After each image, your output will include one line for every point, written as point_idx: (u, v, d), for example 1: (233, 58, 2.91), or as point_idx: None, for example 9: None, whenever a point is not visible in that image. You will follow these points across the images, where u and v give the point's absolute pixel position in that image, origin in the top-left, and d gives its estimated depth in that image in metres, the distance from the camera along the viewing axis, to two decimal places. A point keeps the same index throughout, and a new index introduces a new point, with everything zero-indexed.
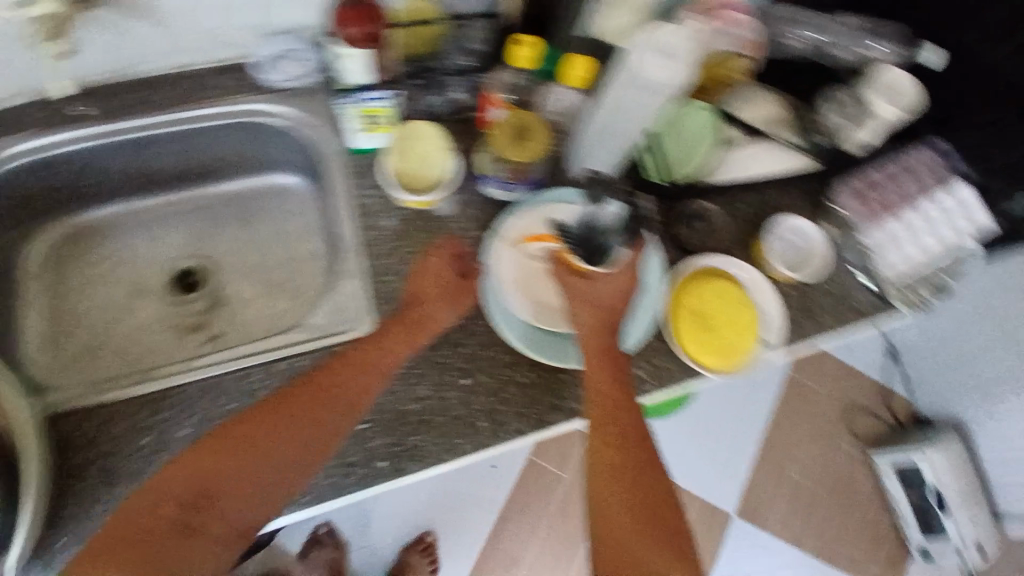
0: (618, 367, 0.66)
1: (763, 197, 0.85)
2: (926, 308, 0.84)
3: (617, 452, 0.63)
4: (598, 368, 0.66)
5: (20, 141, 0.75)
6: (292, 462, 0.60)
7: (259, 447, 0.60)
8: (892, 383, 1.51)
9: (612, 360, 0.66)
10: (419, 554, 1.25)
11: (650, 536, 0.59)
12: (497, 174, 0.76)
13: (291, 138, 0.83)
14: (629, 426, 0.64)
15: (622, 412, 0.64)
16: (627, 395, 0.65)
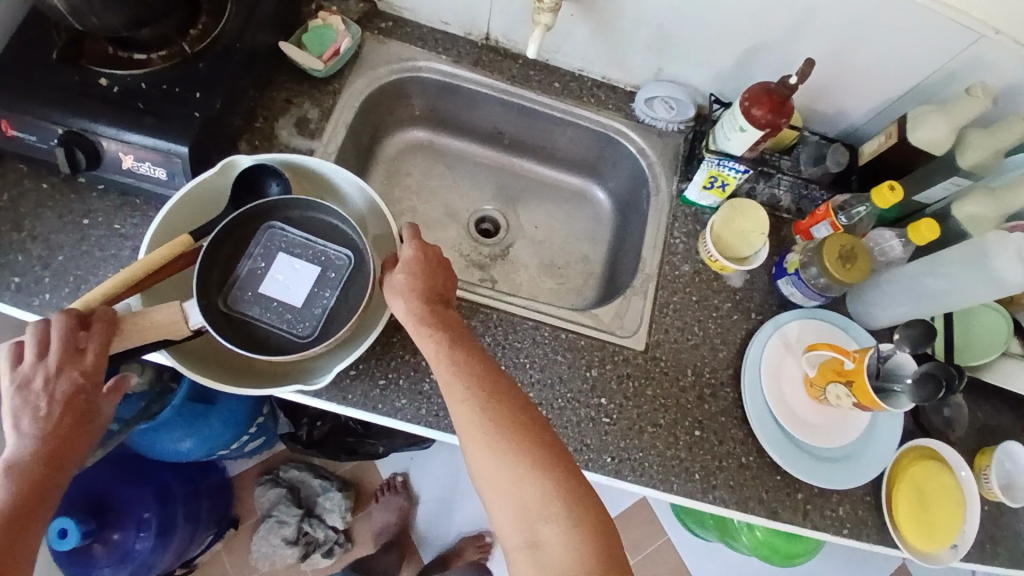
0: (468, 347, 0.64)
1: (1002, 420, 0.88)
2: None
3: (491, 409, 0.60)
4: (407, 276, 0.67)
5: (444, 66, 0.91)
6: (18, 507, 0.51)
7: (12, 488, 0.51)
8: None
9: (476, 363, 0.63)
10: (474, 548, 1.35)
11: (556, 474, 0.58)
12: (805, 278, 0.80)
13: (635, 168, 0.94)
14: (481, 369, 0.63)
15: (513, 416, 0.60)
16: (518, 403, 0.62)
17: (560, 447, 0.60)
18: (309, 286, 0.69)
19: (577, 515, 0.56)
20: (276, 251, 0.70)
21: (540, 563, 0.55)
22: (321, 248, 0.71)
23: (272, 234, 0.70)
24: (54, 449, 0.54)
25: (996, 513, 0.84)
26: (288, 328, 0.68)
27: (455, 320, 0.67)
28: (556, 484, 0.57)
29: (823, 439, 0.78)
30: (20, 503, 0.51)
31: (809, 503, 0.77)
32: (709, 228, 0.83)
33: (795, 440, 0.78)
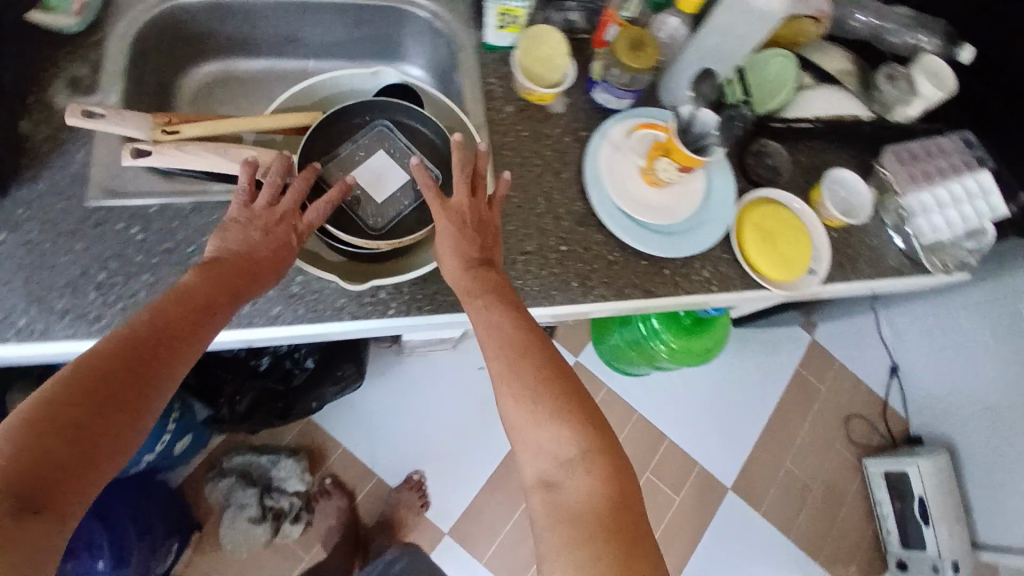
0: (508, 307, 0.68)
1: (826, 160, 0.99)
2: (947, 273, 0.98)
3: (517, 365, 0.65)
4: (449, 238, 0.71)
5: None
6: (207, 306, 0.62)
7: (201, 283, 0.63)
8: (888, 398, 1.87)
9: (513, 326, 0.67)
10: (409, 490, 1.40)
11: (571, 414, 0.63)
12: (612, 81, 0.86)
13: (434, 31, 0.95)
14: (514, 315, 0.68)
15: (540, 374, 0.64)
16: (543, 361, 0.65)
17: (577, 401, 0.64)
18: (393, 188, 0.84)
19: (591, 463, 0.61)
20: (379, 149, 0.84)
21: (553, 502, 0.61)
22: (412, 161, 0.85)
23: (379, 136, 0.85)
24: (249, 262, 0.66)
25: (843, 234, 0.96)
26: (354, 210, 0.82)
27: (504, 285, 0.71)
28: (573, 432, 0.62)
29: (674, 218, 0.86)
30: (218, 298, 0.63)
31: (677, 274, 0.85)
32: (515, 64, 0.87)
33: (650, 228, 0.85)
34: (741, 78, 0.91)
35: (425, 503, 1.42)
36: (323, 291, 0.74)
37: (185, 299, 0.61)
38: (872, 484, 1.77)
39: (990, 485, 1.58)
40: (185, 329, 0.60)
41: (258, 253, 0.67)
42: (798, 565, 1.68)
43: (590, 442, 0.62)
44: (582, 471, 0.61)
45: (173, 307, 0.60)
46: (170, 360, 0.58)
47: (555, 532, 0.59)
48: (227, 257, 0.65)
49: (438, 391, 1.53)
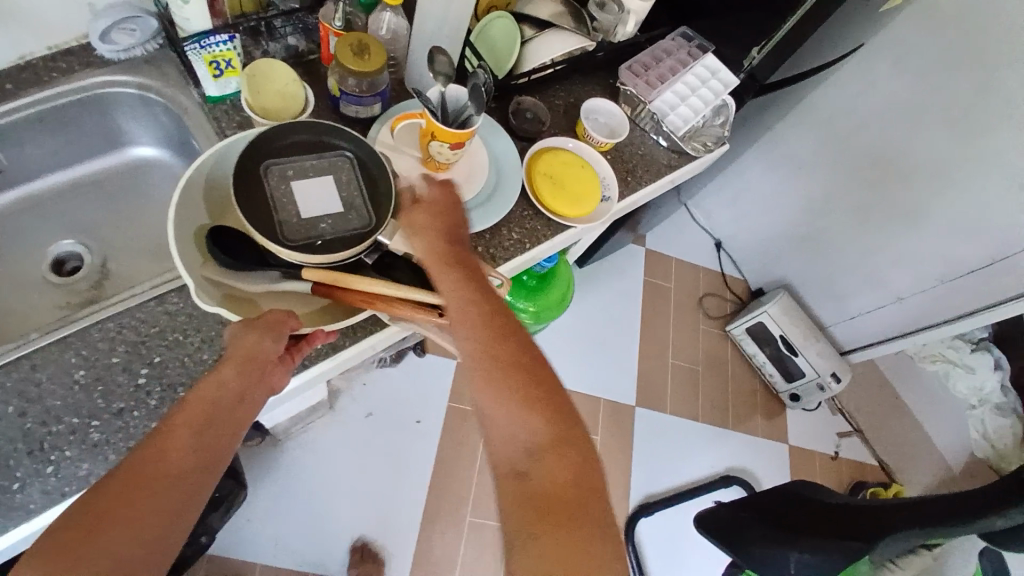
0: (478, 283, 0.65)
1: (575, 95, 1.07)
2: (708, 150, 1.11)
3: (489, 333, 0.62)
4: (422, 223, 0.69)
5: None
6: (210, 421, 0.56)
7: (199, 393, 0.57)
8: (724, 268, 2.10)
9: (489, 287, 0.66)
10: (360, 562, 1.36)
11: (542, 392, 0.60)
12: (351, 91, 0.82)
13: (149, 106, 0.86)
14: (482, 290, 0.65)
15: (516, 352, 0.61)
16: (516, 341, 0.62)
17: (551, 381, 0.61)
18: (326, 179, 0.72)
19: (565, 445, 0.58)
20: (308, 219, 0.70)
21: (520, 486, 0.56)
22: (269, 180, 0.70)
23: (297, 227, 0.69)
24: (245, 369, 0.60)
25: (615, 155, 1.05)
26: (368, 205, 0.72)
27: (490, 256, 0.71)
28: (544, 416, 0.58)
29: (470, 193, 0.87)
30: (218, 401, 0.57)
31: (490, 247, 0.86)
32: (248, 109, 0.79)
33: (462, 210, 0.86)
34: (474, 51, 0.91)
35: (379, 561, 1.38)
36: (128, 425, 0.63)
37: (152, 452, 0.52)
38: (742, 344, 1.98)
39: (828, 299, 1.88)
40: (161, 472, 0.52)
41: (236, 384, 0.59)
42: (718, 439, 1.85)
43: (566, 422, 0.59)
44: (556, 453, 0.57)
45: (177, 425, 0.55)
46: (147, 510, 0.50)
47: (520, 525, 0.53)
48: (196, 388, 0.57)
49: (338, 454, 1.46)
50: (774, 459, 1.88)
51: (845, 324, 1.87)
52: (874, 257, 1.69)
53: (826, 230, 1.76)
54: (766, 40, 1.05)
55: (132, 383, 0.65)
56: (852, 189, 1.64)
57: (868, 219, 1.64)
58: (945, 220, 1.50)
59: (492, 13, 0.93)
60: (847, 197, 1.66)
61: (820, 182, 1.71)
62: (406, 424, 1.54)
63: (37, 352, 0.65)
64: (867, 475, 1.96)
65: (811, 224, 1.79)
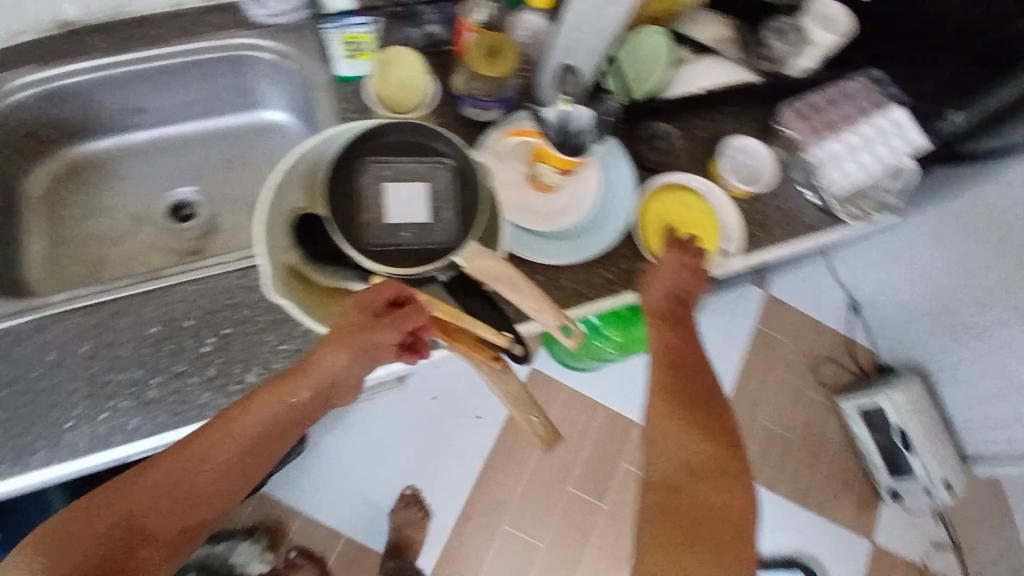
0: (686, 332, 0.71)
1: (719, 128, 0.93)
2: (867, 219, 0.93)
3: (680, 374, 0.67)
4: (661, 271, 0.74)
5: (33, 73, 0.80)
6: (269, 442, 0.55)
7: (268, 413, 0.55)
8: (851, 334, 1.86)
9: (681, 346, 0.69)
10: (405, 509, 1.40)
11: (709, 427, 0.63)
12: (474, 93, 0.79)
13: (282, 73, 0.87)
14: (691, 340, 0.70)
15: (694, 391, 0.66)
16: (700, 379, 0.67)
17: (725, 424, 0.65)
18: (421, 184, 0.69)
19: (725, 483, 0.61)
20: (393, 225, 0.67)
21: (671, 503, 0.61)
22: (367, 178, 0.68)
23: (381, 232, 0.67)
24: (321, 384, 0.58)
25: (749, 204, 0.90)
26: (457, 219, 0.68)
27: (690, 319, 0.73)
28: (717, 450, 0.62)
29: (567, 223, 0.80)
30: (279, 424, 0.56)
31: (576, 283, 0.78)
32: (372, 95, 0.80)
33: (556, 237, 0.79)
34: (620, 78, 0.86)
35: (425, 514, 1.42)
36: (184, 389, 0.65)
37: (178, 464, 0.52)
38: (850, 423, 1.76)
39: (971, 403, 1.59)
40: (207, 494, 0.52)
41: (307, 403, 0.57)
42: (791, 518, 1.67)
43: (735, 461, 0.63)
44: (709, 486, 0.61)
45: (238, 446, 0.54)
46: (162, 521, 0.50)
47: (657, 536, 0.60)
48: (233, 403, 0.56)
49: (396, 427, 1.48)
50: (851, 559, 1.67)
51: (984, 436, 1.59)
52: None
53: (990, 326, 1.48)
54: (973, 105, 0.86)
55: (198, 349, 0.67)
56: None
57: None
58: None
59: (648, 26, 0.85)
60: None
61: None
62: (467, 416, 1.51)
63: (123, 298, 0.68)
64: None
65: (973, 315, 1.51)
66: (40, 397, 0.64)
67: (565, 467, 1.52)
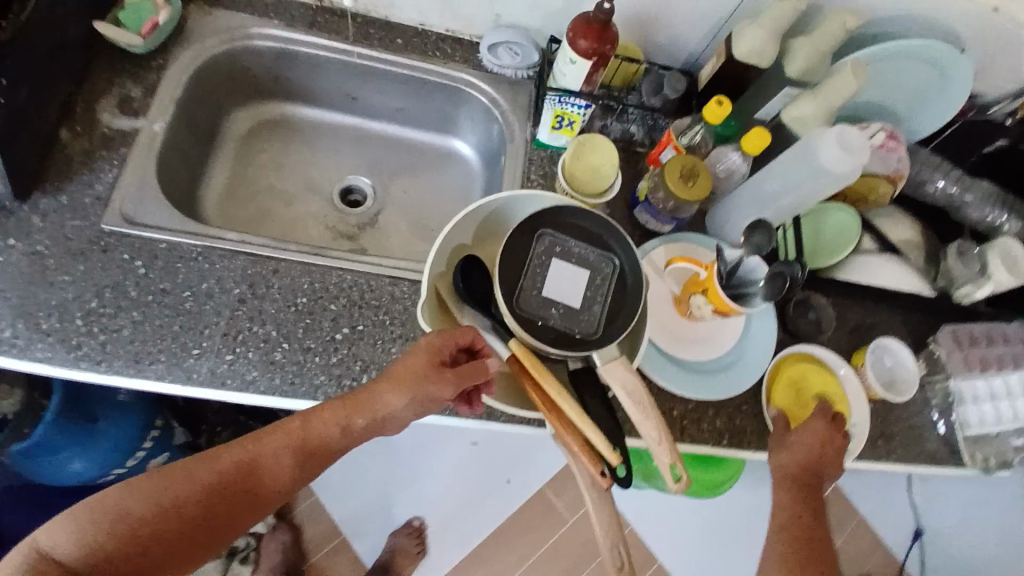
0: (813, 512, 0.69)
1: (872, 318, 0.90)
2: (986, 470, 0.87)
3: (795, 561, 0.66)
4: (798, 440, 0.72)
5: (286, 39, 0.90)
6: (321, 446, 0.65)
7: (325, 425, 0.65)
8: (908, 569, 1.61)
9: (809, 529, 0.68)
10: (407, 536, 1.37)
11: None
12: (654, 204, 0.81)
13: (488, 116, 0.94)
14: (813, 524, 0.69)
15: None
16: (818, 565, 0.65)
17: None
18: (579, 274, 0.73)
19: None
20: (546, 299, 0.71)
21: None
22: (536, 250, 0.72)
23: (536, 301, 0.71)
24: (369, 414, 0.65)
25: (880, 409, 0.86)
26: (604, 315, 0.71)
27: (819, 500, 0.71)
28: None
29: (700, 357, 0.80)
30: (332, 435, 0.65)
31: (686, 419, 0.78)
32: (561, 169, 0.82)
33: (687, 368, 0.79)
34: (787, 239, 0.82)
35: (422, 551, 1.38)
36: (304, 364, 0.71)
37: (253, 453, 0.63)
38: None
39: None
40: (267, 479, 0.63)
41: (361, 428, 0.65)
42: None
43: None
44: None
45: (291, 445, 0.64)
46: (245, 501, 0.62)
47: None
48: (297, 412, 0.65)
49: (426, 456, 1.46)
50: None
51: None
52: None
53: None
54: None
55: (331, 334, 0.73)
56: None
57: None
58: None
59: (838, 204, 0.85)
60: None
61: None
62: (497, 476, 1.48)
63: (284, 262, 0.76)
64: None
65: None
66: (188, 316, 0.71)
67: (566, 573, 1.45)
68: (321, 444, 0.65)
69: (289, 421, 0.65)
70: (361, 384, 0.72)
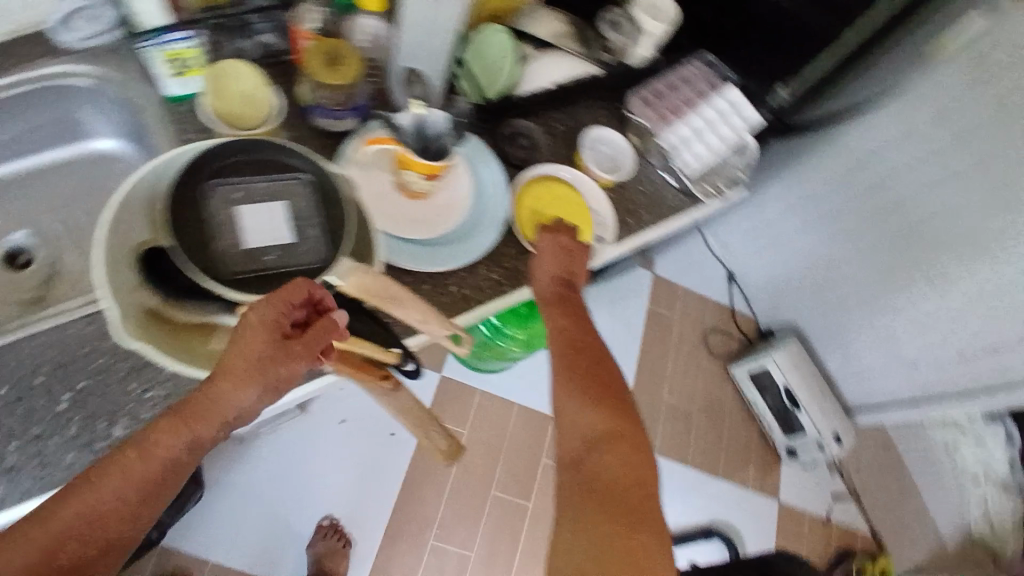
0: (576, 313, 0.73)
1: (577, 119, 0.98)
2: (720, 195, 1.01)
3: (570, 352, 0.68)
4: (547, 259, 0.78)
5: None
6: (155, 483, 0.53)
7: (161, 452, 0.54)
8: (734, 303, 1.99)
9: (574, 324, 0.71)
10: (323, 538, 1.34)
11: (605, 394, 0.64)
12: (323, 104, 0.78)
13: (111, 101, 0.81)
14: (578, 321, 0.72)
15: (587, 364, 0.66)
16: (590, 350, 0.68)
17: (622, 390, 0.65)
18: (276, 207, 0.67)
19: (629, 445, 0.61)
20: (253, 249, 0.65)
21: (582, 476, 0.59)
22: (217, 206, 0.66)
23: (241, 257, 0.65)
24: (207, 418, 0.55)
25: (617, 192, 0.96)
26: (321, 234, 0.66)
27: (579, 299, 0.76)
28: (614, 417, 0.62)
29: (448, 228, 0.80)
30: (168, 460, 0.54)
31: (463, 287, 0.79)
32: (210, 114, 0.77)
33: (440, 244, 0.79)
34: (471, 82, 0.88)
35: (347, 542, 1.35)
36: (44, 453, 0.62)
37: (66, 517, 0.50)
38: (742, 387, 1.88)
39: (837, 353, 1.77)
40: (93, 543, 0.51)
41: (200, 437, 0.55)
42: (703, 484, 1.76)
43: (633, 426, 0.62)
44: (609, 453, 0.59)
45: (117, 493, 0.52)
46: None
47: (575, 514, 0.57)
48: (120, 449, 0.53)
49: (303, 457, 1.41)
50: (764, 514, 1.79)
51: (852, 380, 1.76)
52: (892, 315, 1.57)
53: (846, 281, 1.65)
54: (794, 81, 0.99)
55: (53, 409, 0.63)
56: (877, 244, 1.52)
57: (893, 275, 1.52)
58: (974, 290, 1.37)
59: (492, 26, 0.87)
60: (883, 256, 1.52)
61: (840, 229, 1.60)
62: (378, 434, 1.47)
63: None
64: (857, 541, 1.85)
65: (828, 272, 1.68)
66: None
67: (485, 474, 1.51)
68: (151, 478, 0.53)
69: (109, 461, 0.52)
70: (117, 438, 0.63)
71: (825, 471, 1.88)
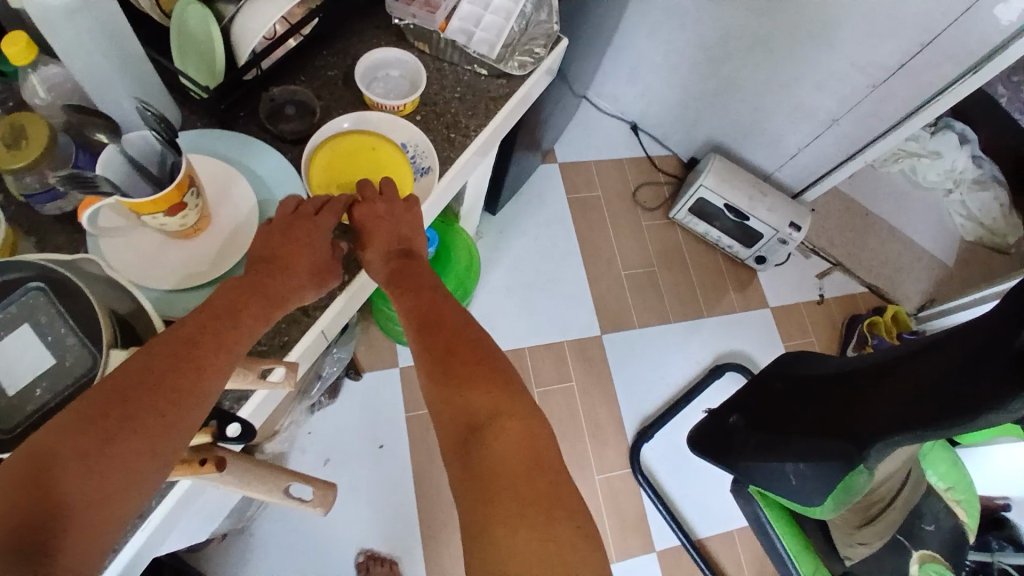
0: (427, 290, 0.66)
1: (349, 56, 0.84)
2: (539, 59, 0.88)
3: (427, 333, 0.61)
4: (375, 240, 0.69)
5: None
6: (220, 360, 0.53)
7: (229, 324, 0.55)
8: (647, 149, 1.89)
9: (424, 302, 0.64)
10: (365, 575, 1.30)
11: (472, 369, 0.58)
12: (35, 189, 0.65)
13: None
14: (430, 295, 0.65)
15: (448, 342, 0.60)
16: (449, 326, 0.61)
17: (493, 358, 0.59)
18: (22, 334, 0.56)
19: (510, 413, 0.55)
20: (20, 393, 0.54)
21: (468, 462, 0.52)
22: None
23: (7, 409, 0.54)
24: (259, 300, 0.59)
25: (426, 111, 0.83)
26: (81, 338, 0.55)
27: (424, 271, 0.68)
28: (490, 391, 0.56)
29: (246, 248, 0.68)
30: (232, 331, 0.55)
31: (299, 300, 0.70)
32: None
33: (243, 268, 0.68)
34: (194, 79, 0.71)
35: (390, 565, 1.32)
36: None
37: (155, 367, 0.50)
38: (690, 225, 1.81)
39: (762, 147, 1.69)
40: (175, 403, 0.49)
41: (250, 316, 0.57)
42: (695, 331, 1.72)
43: (510, 396, 0.56)
44: (487, 434, 0.53)
45: (187, 352, 0.52)
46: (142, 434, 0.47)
47: (466, 509, 0.50)
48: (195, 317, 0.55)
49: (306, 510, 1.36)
50: (764, 329, 1.76)
51: (787, 166, 1.69)
52: (793, 85, 1.47)
53: (736, 73, 1.54)
54: None
55: None
56: (746, 21, 1.40)
57: (775, 44, 1.41)
58: (856, 19, 1.26)
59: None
60: (756, 30, 1.41)
61: (705, 24, 1.48)
62: (366, 450, 1.42)
63: None
64: (861, 306, 1.80)
65: (716, 73, 1.57)
66: None
67: None
68: (217, 348, 0.53)
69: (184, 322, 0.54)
70: None
71: (804, 259, 1.84)
